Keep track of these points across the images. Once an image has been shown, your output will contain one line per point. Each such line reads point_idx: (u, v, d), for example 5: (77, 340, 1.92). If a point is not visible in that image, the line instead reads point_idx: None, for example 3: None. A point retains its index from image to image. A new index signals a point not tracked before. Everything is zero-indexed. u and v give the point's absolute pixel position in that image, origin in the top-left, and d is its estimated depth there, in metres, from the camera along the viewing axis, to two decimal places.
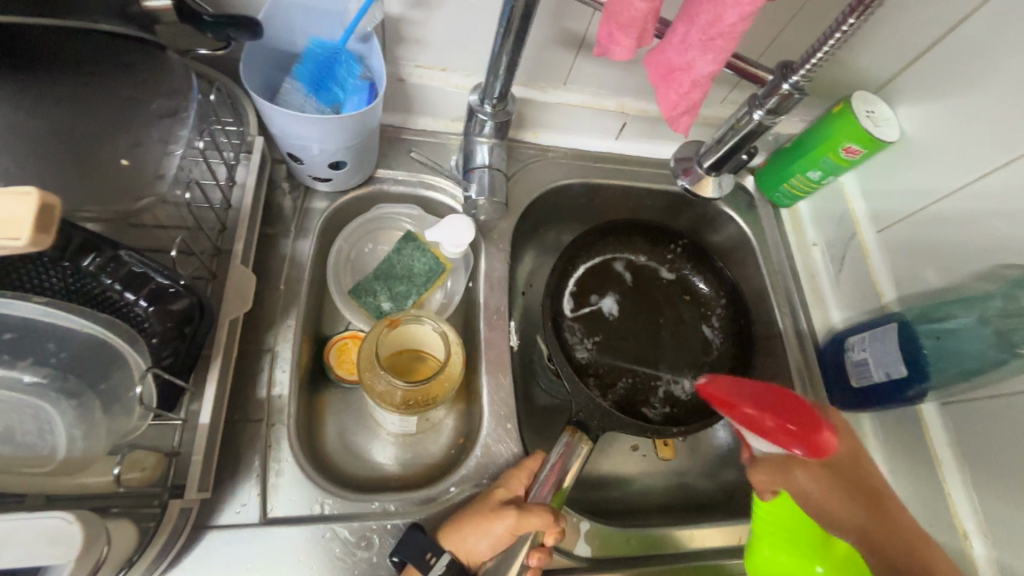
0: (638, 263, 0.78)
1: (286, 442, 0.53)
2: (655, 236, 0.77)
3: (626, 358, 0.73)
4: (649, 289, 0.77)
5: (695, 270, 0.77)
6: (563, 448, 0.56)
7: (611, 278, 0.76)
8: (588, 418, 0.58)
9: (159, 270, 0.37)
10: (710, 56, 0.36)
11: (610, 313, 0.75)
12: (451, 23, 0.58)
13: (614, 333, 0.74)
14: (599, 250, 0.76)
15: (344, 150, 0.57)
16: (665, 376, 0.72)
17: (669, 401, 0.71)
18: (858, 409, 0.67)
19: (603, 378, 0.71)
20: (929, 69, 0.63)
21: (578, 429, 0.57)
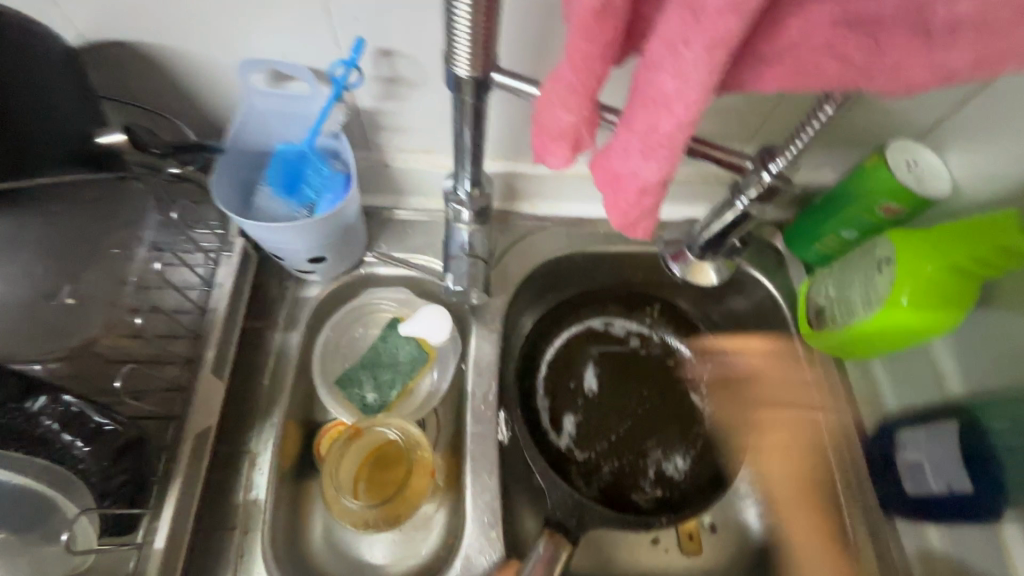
0: (615, 330, 0.73)
1: (260, 552, 0.52)
2: (631, 299, 0.74)
3: (613, 438, 0.67)
4: (630, 360, 0.71)
5: (677, 332, 0.73)
6: (541, 556, 0.54)
7: (586, 352, 0.71)
8: (565, 517, 0.61)
9: (99, 410, 0.39)
10: (654, 164, 0.31)
11: (588, 389, 0.69)
12: (424, 112, 0.56)
13: (595, 412, 0.68)
14: (571, 321, 0.73)
15: (320, 247, 0.56)
16: (655, 454, 0.67)
17: (661, 484, 0.66)
18: (919, 518, 0.55)
19: (584, 465, 0.66)
20: (986, 112, 0.53)
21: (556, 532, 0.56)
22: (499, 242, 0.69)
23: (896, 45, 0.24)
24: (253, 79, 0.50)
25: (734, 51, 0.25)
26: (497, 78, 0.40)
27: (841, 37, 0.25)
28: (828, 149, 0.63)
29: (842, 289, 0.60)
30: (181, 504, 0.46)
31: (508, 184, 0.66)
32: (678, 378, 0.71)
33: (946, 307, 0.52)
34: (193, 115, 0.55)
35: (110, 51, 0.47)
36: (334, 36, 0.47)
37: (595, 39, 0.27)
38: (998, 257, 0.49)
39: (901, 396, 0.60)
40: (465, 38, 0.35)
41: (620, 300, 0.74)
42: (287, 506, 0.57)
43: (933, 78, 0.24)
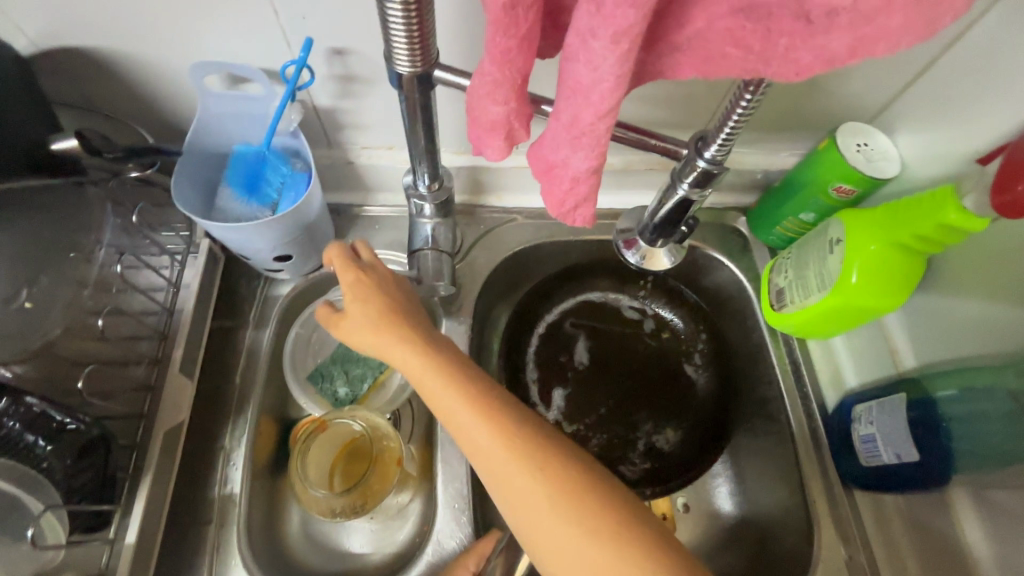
0: (613, 306, 0.75)
1: (235, 544, 0.53)
2: (624, 273, 0.75)
3: (601, 412, 0.69)
4: (624, 335, 0.73)
5: (669, 306, 0.74)
6: None
7: (583, 327, 0.73)
8: None
9: (61, 409, 0.40)
10: (581, 153, 0.32)
11: (582, 363, 0.71)
12: (383, 109, 0.57)
13: (587, 386, 0.70)
14: (562, 296, 0.75)
15: (285, 245, 0.57)
16: (644, 427, 0.69)
17: (648, 456, 0.67)
18: (876, 489, 0.57)
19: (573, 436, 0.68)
20: (929, 92, 0.55)
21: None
22: (467, 235, 0.70)
23: (785, 32, 0.25)
24: (208, 81, 0.50)
25: (639, 43, 0.26)
26: (439, 74, 0.41)
27: (738, 26, 0.26)
28: (784, 134, 0.65)
29: (799, 271, 0.61)
30: (153, 499, 0.47)
31: (473, 178, 0.67)
32: (672, 352, 0.73)
33: (893, 283, 0.53)
34: (153, 119, 0.56)
35: (64, 58, 0.48)
36: (285, 37, 0.48)
37: (511, 34, 0.28)
38: (937, 235, 0.49)
39: (859, 372, 0.62)
40: (400, 36, 0.36)
41: (613, 275, 0.75)
42: (263, 499, 0.58)
43: (819, 63, 0.25)
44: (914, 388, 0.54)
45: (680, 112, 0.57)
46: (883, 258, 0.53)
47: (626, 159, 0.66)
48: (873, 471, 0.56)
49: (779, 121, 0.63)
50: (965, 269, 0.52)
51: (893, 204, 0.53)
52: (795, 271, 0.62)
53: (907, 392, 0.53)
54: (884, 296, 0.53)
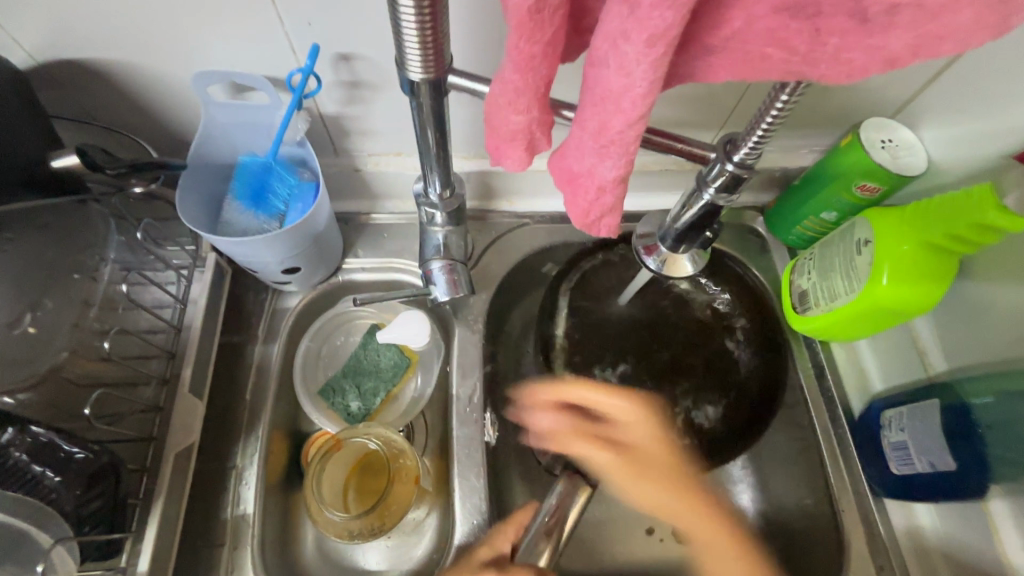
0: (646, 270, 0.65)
1: (250, 567, 0.52)
2: None
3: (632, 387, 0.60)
4: (658, 301, 0.64)
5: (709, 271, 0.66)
6: (560, 497, 0.54)
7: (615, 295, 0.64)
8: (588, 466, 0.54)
9: (69, 438, 0.38)
10: (609, 162, 0.30)
11: (614, 331, 0.62)
12: (390, 115, 0.55)
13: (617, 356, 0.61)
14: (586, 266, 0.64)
15: (294, 257, 0.56)
16: (681, 405, 0.60)
17: (687, 434, 0.58)
18: (907, 498, 0.55)
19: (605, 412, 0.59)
20: (958, 85, 0.53)
21: (577, 475, 0.55)
22: (478, 241, 0.68)
23: (836, 31, 0.23)
24: (212, 91, 0.49)
25: (674, 46, 0.24)
26: (452, 80, 0.39)
27: (782, 25, 0.24)
28: (804, 131, 0.63)
29: (823, 273, 0.59)
30: (166, 525, 0.45)
31: (483, 182, 0.65)
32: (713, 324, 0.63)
33: (926, 283, 0.51)
34: (155, 131, 0.54)
35: (63, 71, 0.46)
36: (290, 45, 0.46)
37: (535, 40, 0.26)
38: (973, 233, 0.47)
39: (887, 376, 0.60)
40: (413, 42, 0.34)
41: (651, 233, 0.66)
42: (276, 518, 0.56)
43: (875, 63, 0.23)
44: (945, 393, 0.52)
45: (698, 112, 0.55)
46: (913, 257, 0.51)
47: (640, 160, 0.64)
48: (904, 478, 0.54)
49: (798, 118, 0.61)
50: (998, 266, 0.50)
51: (923, 201, 0.51)
52: (818, 272, 0.60)
53: (940, 398, 0.52)
54: (914, 297, 0.52)
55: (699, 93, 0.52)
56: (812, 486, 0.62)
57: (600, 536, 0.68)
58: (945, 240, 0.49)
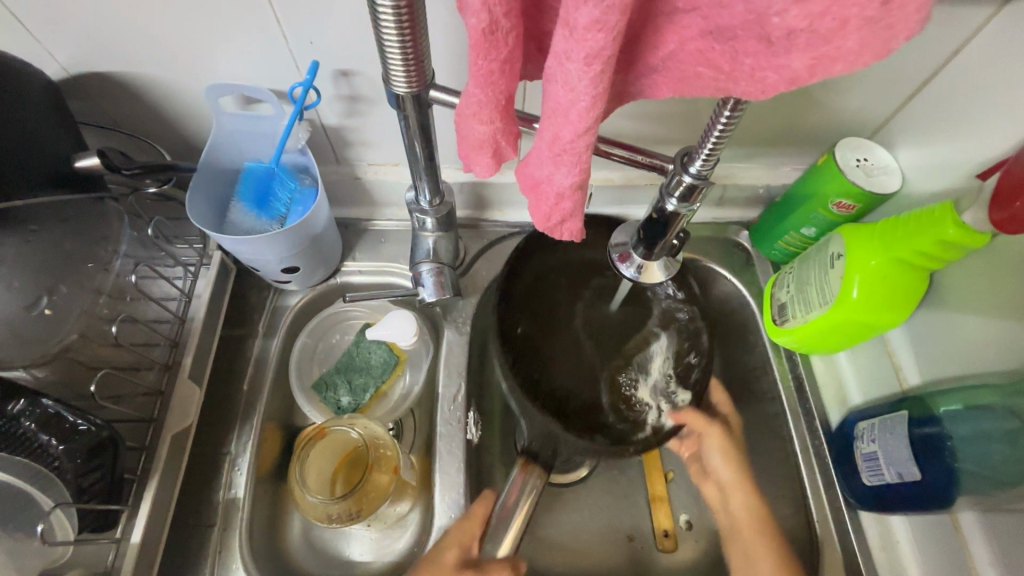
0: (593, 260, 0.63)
1: (237, 548, 0.54)
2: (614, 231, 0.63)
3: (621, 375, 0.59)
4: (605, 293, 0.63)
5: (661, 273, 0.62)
6: (517, 484, 0.56)
7: (563, 288, 0.62)
8: (540, 450, 0.57)
9: (72, 410, 0.42)
10: (564, 169, 0.33)
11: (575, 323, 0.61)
12: (387, 127, 0.59)
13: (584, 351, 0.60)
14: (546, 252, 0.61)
15: (292, 257, 0.59)
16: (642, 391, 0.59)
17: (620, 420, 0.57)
18: (881, 510, 0.56)
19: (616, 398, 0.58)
20: (929, 107, 0.55)
21: (532, 463, 0.57)
22: (470, 248, 0.71)
23: (750, 52, 0.25)
24: (222, 102, 0.53)
25: (611, 64, 0.27)
26: (435, 95, 0.42)
27: (709, 47, 0.27)
28: (784, 148, 0.65)
29: (800, 286, 0.61)
30: (158, 501, 0.49)
31: (475, 192, 0.68)
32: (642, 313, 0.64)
33: (896, 297, 0.53)
34: (171, 137, 0.59)
35: (91, 82, 0.51)
36: (294, 61, 0.50)
37: (492, 57, 0.30)
38: (938, 251, 0.48)
39: (864, 389, 0.61)
40: (396, 58, 0.38)
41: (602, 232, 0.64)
42: (266, 506, 0.59)
43: (783, 81, 0.25)
44: (916, 406, 0.53)
45: (677, 129, 0.58)
46: (880, 272, 0.52)
47: (625, 174, 0.67)
48: (877, 490, 0.55)
49: (777, 137, 0.63)
50: (964, 280, 0.51)
51: (897, 217, 0.52)
52: (796, 284, 0.62)
53: (910, 410, 0.53)
54: (882, 308, 0.53)
55: (675, 110, 0.55)
56: (790, 499, 0.63)
57: (579, 541, 0.68)
58: (917, 254, 0.50)
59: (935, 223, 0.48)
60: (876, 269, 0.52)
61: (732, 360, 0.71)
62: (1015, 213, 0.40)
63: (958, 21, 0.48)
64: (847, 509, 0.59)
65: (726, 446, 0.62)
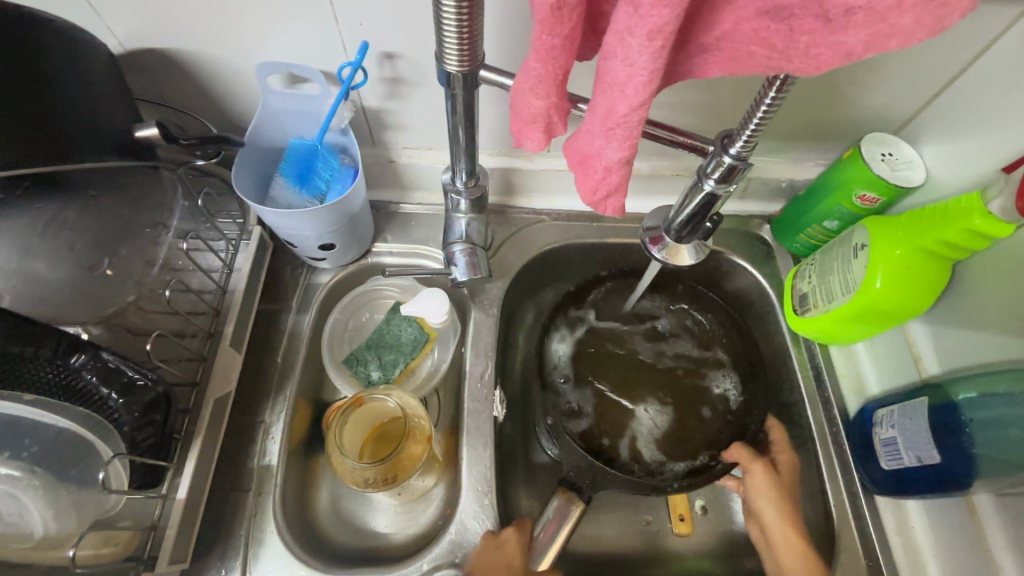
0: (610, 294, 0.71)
1: (272, 511, 0.56)
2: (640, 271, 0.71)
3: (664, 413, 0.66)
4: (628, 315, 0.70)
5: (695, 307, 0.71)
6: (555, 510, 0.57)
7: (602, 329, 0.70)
8: (579, 479, 0.58)
9: (132, 366, 0.43)
10: (615, 144, 0.35)
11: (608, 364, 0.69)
12: (425, 110, 0.61)
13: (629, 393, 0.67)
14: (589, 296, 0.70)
15: (330, 233, 0.61)
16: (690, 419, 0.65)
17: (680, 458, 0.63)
18: (897, 495, 0.57)
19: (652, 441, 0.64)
20: (954, 102, 0.56)
21: (570, 491, 0.57)
22: (498, 234, 0.73)
23: (806, 29, 0.27)
24: (270, 80, 0.55)
25: (671, 40, 0.29)
26: (483, 75, 0.44)
27: (765, 26, 0.28)
28: (810, 143, 0.66)
29: (823, 276, 0.62)
30: (201, 461, 0.51)
31: (505, 178, 0.70)
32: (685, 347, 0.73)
33: (918, 286, 0.54)
34: (216, 113, 0.61)
35: (146, 57, 0.53)
36: (343, 42, 0.52)
37: (555, 33, 0.31)
38: (963, 240, 0.50)
39: (883, 380, 0.63)
40: (452, 38, 0.39)
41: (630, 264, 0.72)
42: (297, 474, 0.61)
43: (837, 57, 0.27)
44: (935, 393, 0.54)
45: (706, 119, 0.59)
46: (903, 260, 0.53)
47: (653, 164, 0.68)
48: (895, 474, 0.56)
49: (803, 131, 0.64)
50: (987, 269, 0.52)
51: (926, 206, 0.54)
52: (815, 276, 0.63)
53: (930, 396, 0.54)
54: (905, 297, 0.55)
55: (708, 100, 0.57)
56: (806, 486, 0.64)
57: (596, 521, 0.70)
58: (941, 241, 0.51)
59: (964, 213, 0.49)
60: (903, 258, 0.53)
61: (779, 345, 0.70)
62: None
63: (991, 17, 0.49)
64: (864, 493, 0.60)
65: (772, 486, 0.59)
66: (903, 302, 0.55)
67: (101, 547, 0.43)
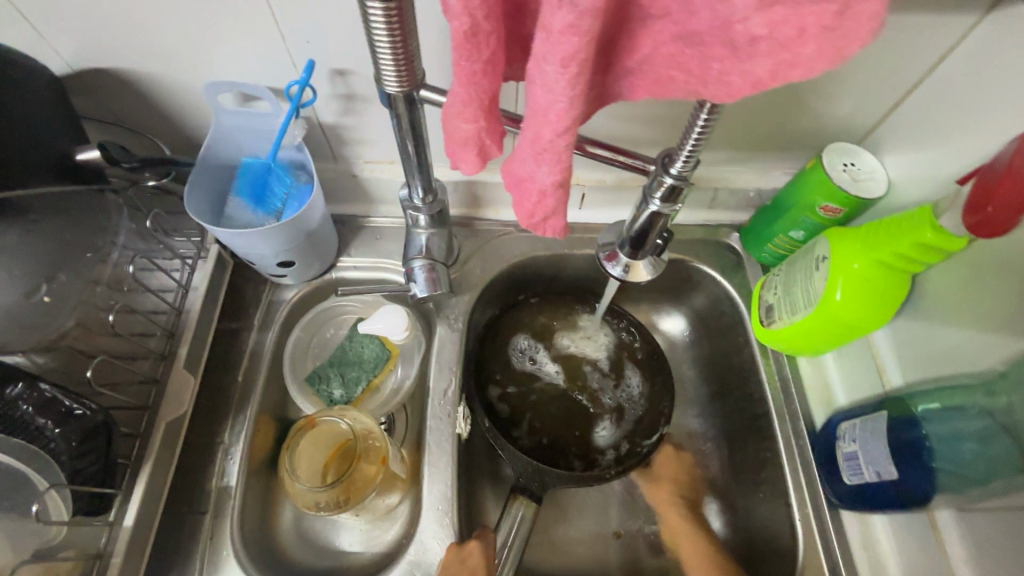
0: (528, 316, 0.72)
1: (228, 534, 0.56)
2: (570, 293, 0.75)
3: (600, 421, 0.68)
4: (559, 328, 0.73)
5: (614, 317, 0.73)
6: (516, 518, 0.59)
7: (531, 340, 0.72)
8: (528, 482, 0.60)
9: (69, 395, 0.44)
10: (545, 167, 0.34)
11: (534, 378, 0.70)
12: (382, 124, 0.60)
13: (557, 402, 0.69)
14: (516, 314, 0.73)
15: (288, 250, 0.60)
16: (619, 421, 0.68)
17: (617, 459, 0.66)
18: (860, 509, 0.57)
19: (590, 443, 0.67)
20: (914, 112, 0.56)
21: (521, 495, 0.59)
22: (464, 246, 0.72)
23: (717, 56, 0.27)
24: (221, 98, 0.54)
25: (586, 66, 0.28)
26: (425, 94, 0.43)
27: (681, 51, 0.28)
28: (775, 152, 0.66)
29: (786, 287, 0.62)
30: (152, 486, 0.50)
31: (469, 191, 0.69)
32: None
33: (878, 298, 0.54)
34: (171, 131, 0.60)
35: (94, 79, 0.53)
36: (292, 60, 0.52)
37: (474, 58, 0.31)
38: (918, 254, 0.49)
39: (849, 390, 0.62)
40: (387, 60, 0.39)
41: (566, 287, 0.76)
42: (258, 495, 0.60)
43: (747, 85, 0.26)
44: (896, 406, 0.53)
45: (665, 131, 0.59)
46: (860, 272, 0.53)
47: (617, 175, 0.68)
48: (856, 488, 0.56)
49: (767, 141, 0.64)
50: (947, 281, 0.51)
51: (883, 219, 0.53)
52: (780, 287, 0.63)
53: (890, 410, 0.53)
54: (864, 310, 0.54)
55: (665, 113, 0.56)
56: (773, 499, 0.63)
57: (566, 539, 0.67)
58: (897, 254, 0.51)
59: (918, 226, 0.49)
60: (860, 270, 0.53)
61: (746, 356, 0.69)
62: (991, 217, 0.41)
63: (944, 28, 0.48)
64: (829, 507, 0.60)
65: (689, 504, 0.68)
66: (862, 313, 0.54)
67: None
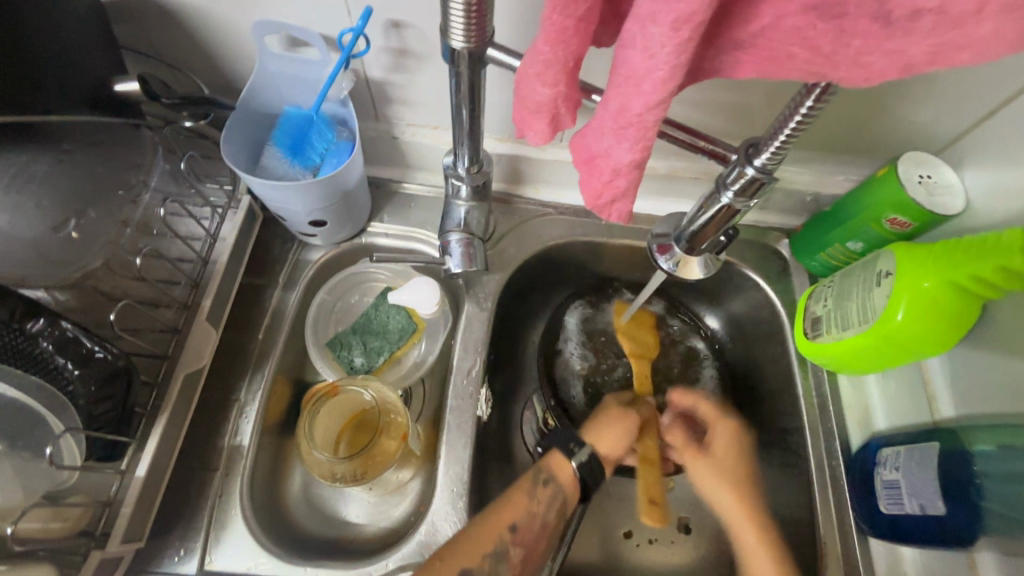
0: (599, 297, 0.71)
1: (237, 494, 0.54)
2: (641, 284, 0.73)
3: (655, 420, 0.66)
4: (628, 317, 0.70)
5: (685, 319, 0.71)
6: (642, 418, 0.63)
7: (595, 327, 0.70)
8: None
9: (92, 337, 0.42)
10: (626, 144, 0.31)
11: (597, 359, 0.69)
12: (431, 86, 0.57)
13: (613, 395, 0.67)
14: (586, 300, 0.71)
15: (321, 209, 0.58)
16: None
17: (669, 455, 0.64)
18: (893, 539, 0.54)
19: None
20: (1005, 127, 0.51)
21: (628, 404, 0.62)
22: (499, 223, 0.69)
23: (859, 33, 0.23)
24: (268, 41, 0.51)
25: (700, 31, 0.25)
26: (492, 54, 0.40)
27: (810, 25, 0.24)
28: (842, 156, 0.62)
29: (839, 300, 0.58)
30: (165, 438, 0.49)
31: (512, 166, 0.66)
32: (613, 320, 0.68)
33: (944, 322, 0.50)
34: (210, 71, 0.57)
35: (136, 7, 0.50)
36: (346, 5, 0.48)
37: (568, 13, 0.28)
38: (998, 278, 0.46)
39: (891, 416, 0.59)
40: (458, 12, 0.35)
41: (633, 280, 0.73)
42: (269, 457, 0.58)
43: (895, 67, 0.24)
44: (949, 438, 0.50)
45: (733, 121, 0.55)
46: (928, 293, 0.49)
47: (671, 164, 0.64)
48: (892, 518, 0.53)
49: (837, 142, 0.60)
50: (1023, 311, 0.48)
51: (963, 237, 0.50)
52: (829, 300, 0.60)
53: (944, 442, 0.50)
54: (927, 333, 0.51)
55: (736, 102, 0.52)
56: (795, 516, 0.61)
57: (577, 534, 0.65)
58: (975, 275, 0.47)
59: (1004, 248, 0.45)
60: (930, 291, 0.49)
61: (783, 368, 0.66)
62: None
63: None
64: (857, 534, 0.57)
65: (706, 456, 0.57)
66: (920, 337, 0.51)
67: (51, 521, 0.41)
